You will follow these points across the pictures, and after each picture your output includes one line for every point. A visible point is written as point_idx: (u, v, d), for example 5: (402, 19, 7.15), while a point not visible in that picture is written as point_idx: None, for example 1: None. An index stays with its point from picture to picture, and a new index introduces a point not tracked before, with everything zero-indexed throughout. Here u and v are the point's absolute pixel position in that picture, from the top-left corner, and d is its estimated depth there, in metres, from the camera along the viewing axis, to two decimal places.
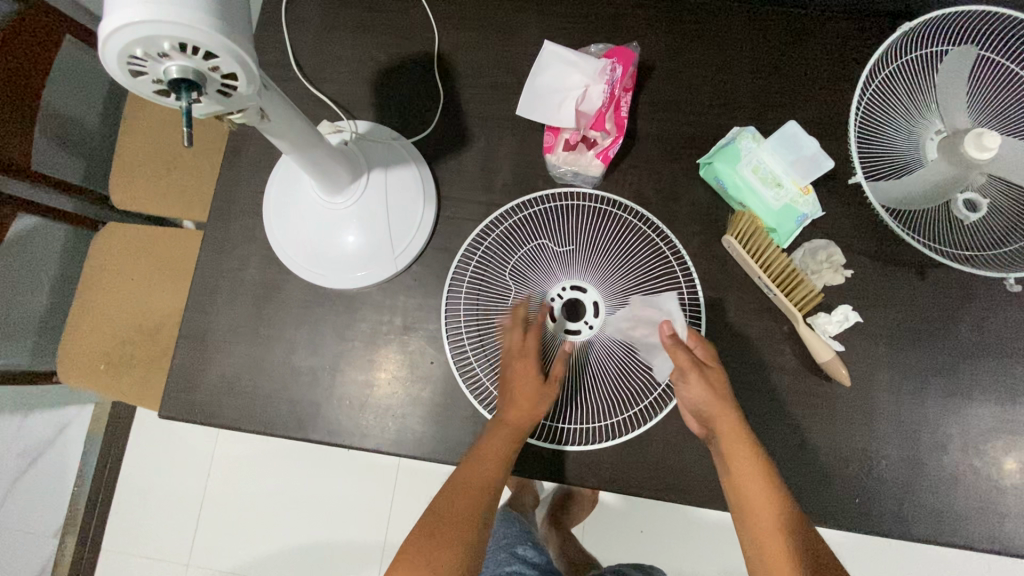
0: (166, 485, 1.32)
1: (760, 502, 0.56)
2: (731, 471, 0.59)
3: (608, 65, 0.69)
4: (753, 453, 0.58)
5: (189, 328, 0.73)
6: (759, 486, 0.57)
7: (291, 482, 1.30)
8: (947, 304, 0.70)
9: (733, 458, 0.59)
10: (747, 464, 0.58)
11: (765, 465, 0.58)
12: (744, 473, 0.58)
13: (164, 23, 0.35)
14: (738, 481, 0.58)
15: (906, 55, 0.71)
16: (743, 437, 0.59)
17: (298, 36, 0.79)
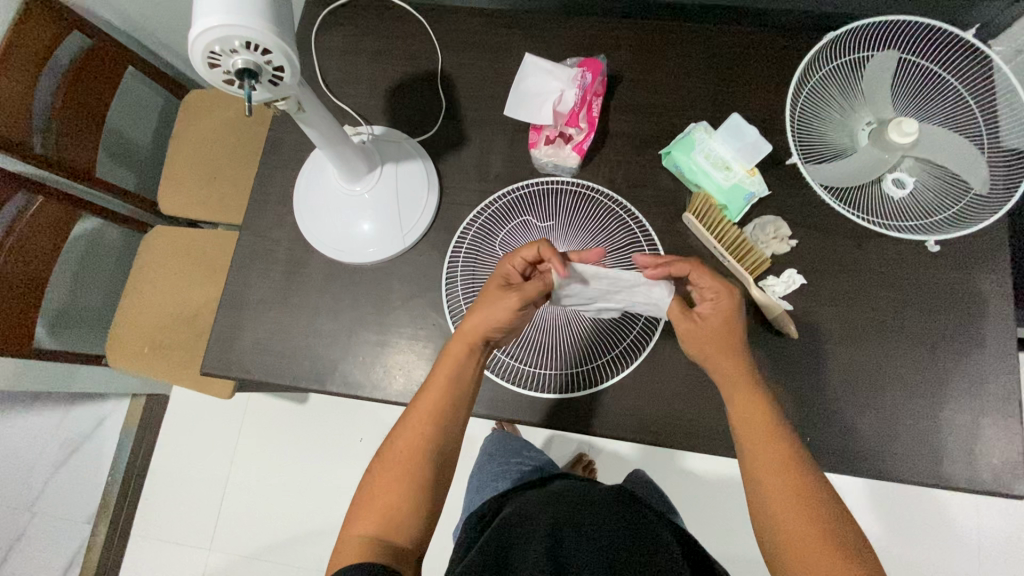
0: (192, 474, 1.42)
1: (796, 493, 0.57)
2: (763, 460, 0.60)
3: (580, 73, 0.83)
4: (783, 444, 0.60)
5: (229, 298, 0.85)
6: (794, 478, 0.58)
7: (307, 470, 1.39)
8: (882, 267, 0.80)
9: (763, 447, 0.60)
10: (781, 456, 0.59)
11: (798, 459, 0.59)
12: (780, 464, 0.59)
13: (237, 26, 0.48)
14: (773, 477, 0.58)
15: (835, 59, 0.84)
16: (773, 429, 0.61)
17: (325, 59, 0.94)
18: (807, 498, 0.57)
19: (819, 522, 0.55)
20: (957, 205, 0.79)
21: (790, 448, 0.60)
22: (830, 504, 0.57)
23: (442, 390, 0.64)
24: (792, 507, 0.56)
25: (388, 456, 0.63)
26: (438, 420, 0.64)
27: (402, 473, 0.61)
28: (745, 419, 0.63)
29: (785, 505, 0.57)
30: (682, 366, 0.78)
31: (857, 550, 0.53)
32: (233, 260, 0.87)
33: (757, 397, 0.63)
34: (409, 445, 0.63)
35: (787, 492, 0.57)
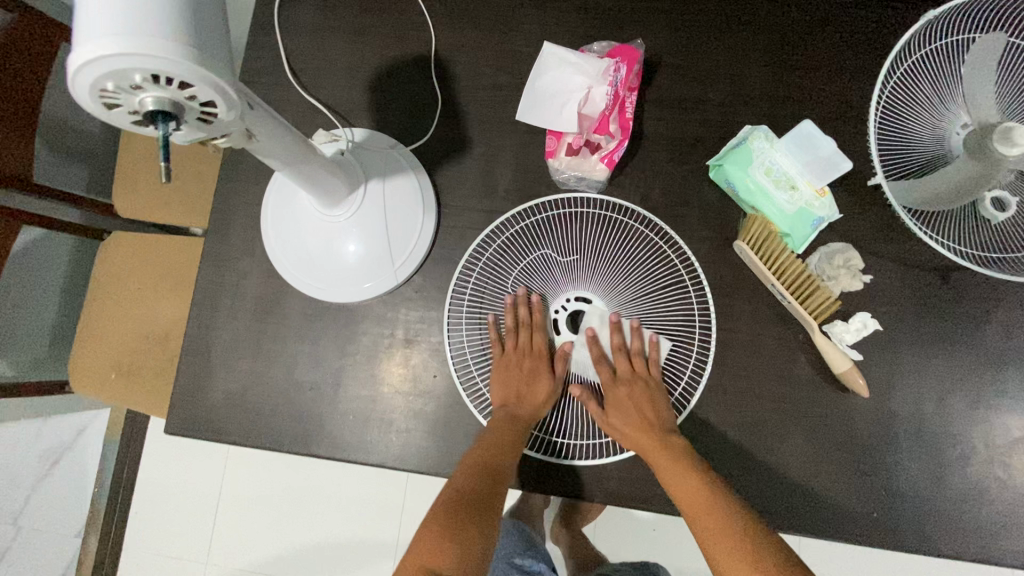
0: (183, 486, 1.34)
1: (730, 544, 0.52)
2: (692, 513, 0.55)
3: (611, 66, 0.66)
4: (707, 491, 0.56)
5: (192, 344, 0.73)
6: (728, 528, 0.53)
7: (302, 486, 1.31)
8: (969, 308, 0.67)
9: (683, 498, 0.56)
10: (705, 505, 0.55)
11: (728, 506, 0.54)
12: (706, 515, 0.54)
13: (135, 54, 0.33)
14: (708, 532, 0.54)
15: (930, 45, 0.67)
16: (695, 477, 0.57)
17: (292, 42, 0.77)
18: (747, 548, 0.51)
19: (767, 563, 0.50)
20: None
21: (716, 493, 0.55)
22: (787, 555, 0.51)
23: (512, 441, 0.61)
24: (730, 561, 0.51)
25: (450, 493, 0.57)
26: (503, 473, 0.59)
27: (464, 511, 0.56)
28: (664, 471, 0.58)
29: (724, 560, 0.52)
30: (727, 427, 0.67)
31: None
32: (195, 297, 0.74)
33: (673, 448, 0.59)
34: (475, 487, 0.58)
35: (721, 543, 0.52)
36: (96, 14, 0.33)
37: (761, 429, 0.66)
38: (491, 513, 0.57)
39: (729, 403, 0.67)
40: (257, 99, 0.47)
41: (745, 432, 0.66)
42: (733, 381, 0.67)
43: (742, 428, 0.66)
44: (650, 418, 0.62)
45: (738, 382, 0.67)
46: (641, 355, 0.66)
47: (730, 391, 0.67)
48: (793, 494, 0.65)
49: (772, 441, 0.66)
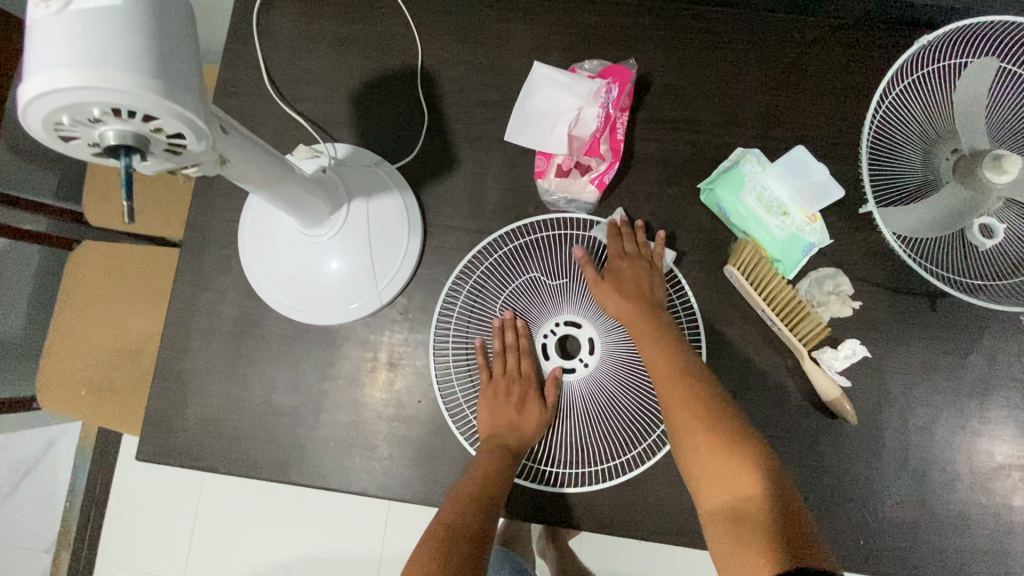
0: (146, 514, 1.19)
1: (688, 401, 0.54)
2: (659, 374, 0.56)
3: (603, 87, 0.64)
4: (677, 361, 0.57)
5: (166, 365, 0.70)
6: (690, 392, 0.54)
7: (273, 517, 1.17)
8: (957, 333, 0.67)
9: (651, 358, 0.58)
10: (674, 371, 0.56)
11: (698, 374, 0.56)
12: (672, 374, 0.56)
13: (95, 85, 0.31)
14: (671, 395, 0.55)
15: (920, 70, 0.67)
16: (667, 348, 0.58)
17: (273, 52, 0.74)
18: (707, 411, 0.53)
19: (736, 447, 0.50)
20: None
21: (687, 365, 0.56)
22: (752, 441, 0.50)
23: (494, 466, 0.60)
24: (687, 406, 0.53)
25: (438, 524, 0.55)
26: (486, 498, 0.57)
27: (452, 538, 0.53)
28: (646, 347, 0.58)
29: (682, 420, 0.53)
30: None
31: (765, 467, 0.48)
32: (169, 317, 0.71)
33: (654, 320, 0.60)
34: (467, 512, 0.56)
35: (682, 408, 0.54)
36: (53, 44, 0.31)
37: None
38: (481, 543, 0.53)
39: None
40: (230, 123, 0.44)
41: None
42: None
43: None
44: (640, 290, 0.63)
45: (728, 409, 0.66)
46: (645, 244, 0.66)
47: None
48: None
49: None
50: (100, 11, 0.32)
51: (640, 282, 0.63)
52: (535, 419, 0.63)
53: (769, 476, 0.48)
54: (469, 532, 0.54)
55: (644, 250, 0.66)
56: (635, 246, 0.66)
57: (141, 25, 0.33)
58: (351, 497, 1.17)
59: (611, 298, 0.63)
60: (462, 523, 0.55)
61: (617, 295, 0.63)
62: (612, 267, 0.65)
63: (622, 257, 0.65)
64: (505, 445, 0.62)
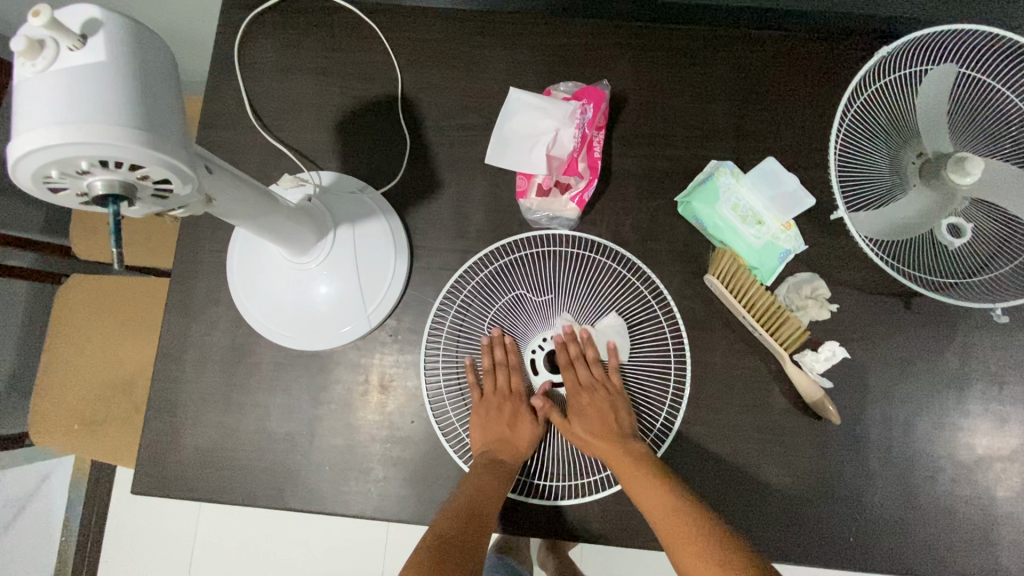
0: (142, 548, 1.18)
1: (671, 513, 0.54)
2: (647, 507, 0.55)
3: (578, 109, 0.66)
4: (667, 499, 0.55)
5: (159, 398, 0.70)
6: (686, 529, 0.52)
7: (272, 545, 1.17)
8: (933, 331, 0.69)
9: (637, 491, 0.57)
10: (666, 515, 0.54)
11: (684, 495, 0.55)
12: (668, 512, 0.54)
13: (82, 141, 0.32)
14: (674, 543, 0.52)
15: (884, 79, 0.69)
16: (653, 486, 0.56)
17: (255, 83, 0.75)
18: (708, 548, 0.50)
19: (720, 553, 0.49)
20: (1014, 263, 0.66)
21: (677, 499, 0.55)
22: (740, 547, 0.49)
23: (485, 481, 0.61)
24: (668, 515, 0.54)
25: (432, 538, 0.56)
26: (477, 513, 0.58)
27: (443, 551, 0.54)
28: (624, 476, 0.58)
29: (679, 546, 0.51)
30: (707, 463, 0.67)
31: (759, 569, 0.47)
32: (161, 350, 0.71)
33: (629, 445, 0.60)
34: (460, 523, 0.57)
35: (681, 549, 0.51)
36: (42, 105, 0.33)
37: (740, 459, 0.67)
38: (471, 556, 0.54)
39: (706, 435, 0.67)
40: (217, 164, 0.46)
41: (725, 463, 0.67)
42: (711, 414, 0.68)
43: (721, 461, 0.67)
44: (606, 419, 0.63)
45: (716, 416, 0.68)
46: (598, 362, 0.67)
47: (708, 425, 0.68)
48: (774, 522, 0.66)
49: (751, 471, 0.67)
50: (86, 69, 0.33)
51: (606, 408, 0.64)
52: (524, 435, 0.64)
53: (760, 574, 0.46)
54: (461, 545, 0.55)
55: (602, 375, 0.66)
56: (594, 370, 0.66)
57: (126, 81, 0.34)
58: (350, 522, 1.17)
59: (577, 426, 0.63)
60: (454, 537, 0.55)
61: (586, 412, 0.64)
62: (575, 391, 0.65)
63: (585, 381, 0.66)
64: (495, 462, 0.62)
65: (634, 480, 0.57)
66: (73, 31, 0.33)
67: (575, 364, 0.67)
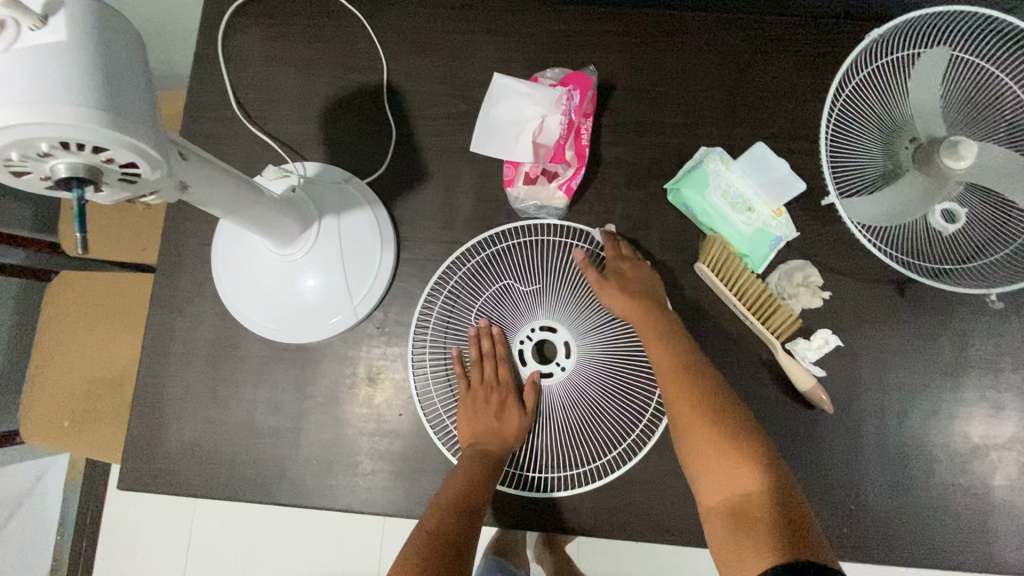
0: (138, 546, 1.17)
1: (693, 393, 0.54)
2: (665, 374, 0.56)
3: (564, 95, 0.65)
4: (684, 365, 0.56)
5: (144, 393, 0.69)
6: (696, 398, 0.53)
7: (267, 541, 1.16)
8: (928, 317, 0.68)
9: (661, 364, 0.57)
10: (682, 380, 0.55)
11: (708, 376, 0.55)
12: (681, 376, 0.55)
13: (40, 121, 0.31)
14: (680, 409, 0.54)
15: (876, 62, 0.68)
16: (676, 355, 0.57)
17: (239, 74, 0.75)
18: (716, 421, 0.52)
19: (735, 436, 0.50)
20: (1009, 249, 0.64)
21: (694, 366, 0.56)
22: (753, 433, 0.51)
23: (473, 470, 0.60)
24: (689, 393, 0.54)
25: (421, 527, 0.55)
26: (465, 503, 0.57)
27: (430, 541, 0.53)
28: (651, 346, 0.58)
29: (692, 422, 0.53)
30: None
31: (767, 462, 0.49)
32: (146, 344, 0.71)
33: (661, 319, 0.60)
34: (442, 523, 0.55)
35: (688, 411, 0.53)
36: None
37: None
38: (460, 545, 0.54)
39: None
40: (192, 150, 0.45)
41: None
42: None
43: None
44: (643, 292, 0.63)
45: None
46: (636, 257, 0.67)
47: None
48: None
49: None
50: (45, 48, 0.32)
51: (643, 284, 0.63)
52: (511, 426, 0.63)
53: (766, 465, 0.48)
54: (450, 533, 0.54)
55: (643, 261, 0.66)
56: (632, 257, 0.66)
57: (88, 61, 0.33)
58: (346, 518, 1.16)
59: (611, 291, 0.63)
60: (442, 525, 0.55)
61: (623, 283, 0.63)
62: (614, 269, 0.65)
63: (620, 262, 0.65)
64: (483, 452, 0.62)
65: (663, 354, 0.57)
66: (32, 10, 0.32)
67: (613, 244, 0.67)
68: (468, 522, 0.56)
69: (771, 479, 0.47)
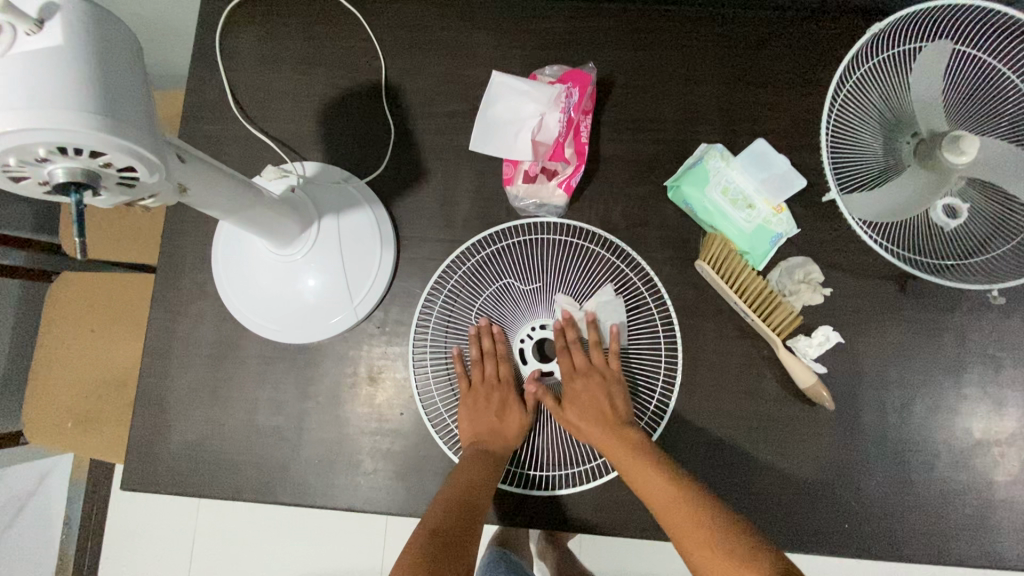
0: (142, 546, 1.17)
1: (685, 514, 0.52)
2: (656, 507, 0.54)
3: (564, 92, 0.65)
4: (670, 484, 0.55)
5: (147, 395, 0.70)
6: (693, 521, 0.52)
7: (270, 540, 1.17)
8: (929, 313, 0.68)
9: (647, 490, 0.55)
10: (672, 498, 0.54)
11: (695, 494, 0.54)
12: (670, 501, 0.54)
13: (36, 128, 0.31)
14: (681, 534, 0.52)
15: (876, 56, 0.68)
16: (660, 475, 0.55)
17: (237, 74, 0.74)
18: (719, 541, 0.50)
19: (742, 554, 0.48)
20: (1009, 245, 0.64)
21: (678, 481, 0.55)
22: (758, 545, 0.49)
23: (477, 466, 0.60)
24: (681, 516, 0.52)
25: (425, 522, 0.56)
26: (469, 498, 0.58)
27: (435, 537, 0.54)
28: (631, 476, 0.57)
29: (695, 547, 0.50)
30: (700, 449, 0.66)
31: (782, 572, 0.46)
32: (148, 345, 0.71)
33: (631, 436, 0.59)
34: (450, 521, 0.56)
35: (687, 532, 0.51)
36: None
37: (733, 447, 0.66)
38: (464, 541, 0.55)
39: (698, 421, 0.67)
40: (190, 154, 0.45)
41: (718, 450, 0.66)
42: (703, 399, 0.67)
43: (714, 448, 0.66)
44: (605, 408, 0.61)
45: (708, 402, 0.67)
46: (597, 347, 0.65)
47: (701, 411, 0.67)
48: (769, 508, 0.65)
49: (744, 457, 0.66)
50: (41, 53, 0.32)
51: (606, 398, 0.62)
52: (512, 426, 0.64)
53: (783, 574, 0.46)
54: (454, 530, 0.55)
55: (602, 361, 0.65)
56: (591, 355, 0.65)
57: (82, 66, 0.33)
58: (348, 517, 1.17)
59: (577, 423, 0.61)
60: (446, 521, 0.56)
61: (583, 404, 0.62)
62: (571, 394, 0.63)
63: (581, 373, 0.63)
64: (486, 450, 0.62)
65: (645, 481, 0.56)
66: (27, 15, 0.32)
67: (568, 346, 0.65)
68: (472, 517, 0.57)
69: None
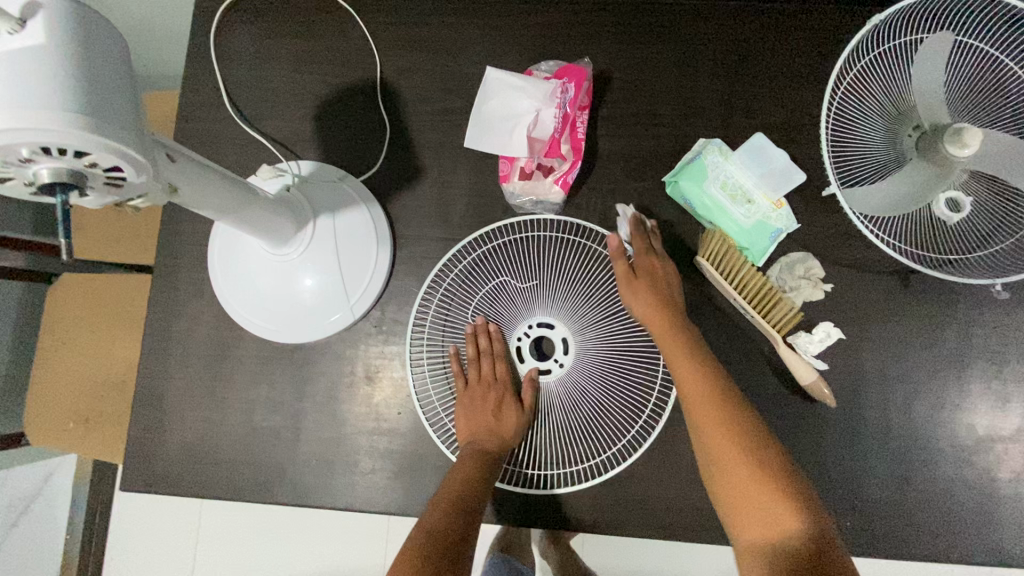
0: (145, 547, 1.18)
1: (722, 425, 0.53)
2: (697, 408, 0.54)
3: (558, 87, 0.65)
4: (718, 391, 0.54)
5: (145, 396, 0.70)
6: (732, 433, 0.52)
7: (272, 539, 1.17)
8: (932, 308, 0.67)
9: (690, 389, 0.55)
10: (721, 414, 0.53)
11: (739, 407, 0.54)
12: (712, 406, 0.54)
13: (18, 127, 0.31)
14: (714, 442, 0.52)
15: (876, 48, 0.67)
16: (708, 382, 0.55)
17: (232, 73, 0.74)
18: (752, 456, 0.50)
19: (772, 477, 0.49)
20: (1014, 238, 0.63)
21: (729, 400, 0.54)
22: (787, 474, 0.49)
23: (473, 467, 0.60)
24: (718, 422, 0.53)
25: (423, 524, 0.55)
26: (466, 498, 0.57)
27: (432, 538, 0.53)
28: (678, 371, 0.57)
29: (725, 458, 0.51)
30: None
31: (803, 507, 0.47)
32: (145, 346, 0.71)
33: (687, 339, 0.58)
34: (447, 522, 0.55)
35: (724, 444, 0.52)
36: None
37: None
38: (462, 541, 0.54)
39: None
40: (180, 152, 0.44)
41: None
42: None
43: None
44: (668, 303, 0.61)
45: None
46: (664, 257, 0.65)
47: None
48: None
49: None
50: (23, 52, 0.32)
51: (668, 299, 0.61)
52: (509, 423, 0.63)
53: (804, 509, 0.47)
54: (452, 529, 0.54)
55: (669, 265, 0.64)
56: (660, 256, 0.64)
57: (65, 64, 0.33)
58: (350, 516, 1.17)
59: (637, 302, 0.61)
60: (444, 521, 0.55)
61: (647, 293, 0.61)
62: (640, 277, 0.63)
63: (649, 267, 0.63)
64: (483, 450, 0.62)
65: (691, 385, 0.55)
66: (9, 14, 0.32)
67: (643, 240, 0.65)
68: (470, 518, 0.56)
69: (806, 517, 0.46)
